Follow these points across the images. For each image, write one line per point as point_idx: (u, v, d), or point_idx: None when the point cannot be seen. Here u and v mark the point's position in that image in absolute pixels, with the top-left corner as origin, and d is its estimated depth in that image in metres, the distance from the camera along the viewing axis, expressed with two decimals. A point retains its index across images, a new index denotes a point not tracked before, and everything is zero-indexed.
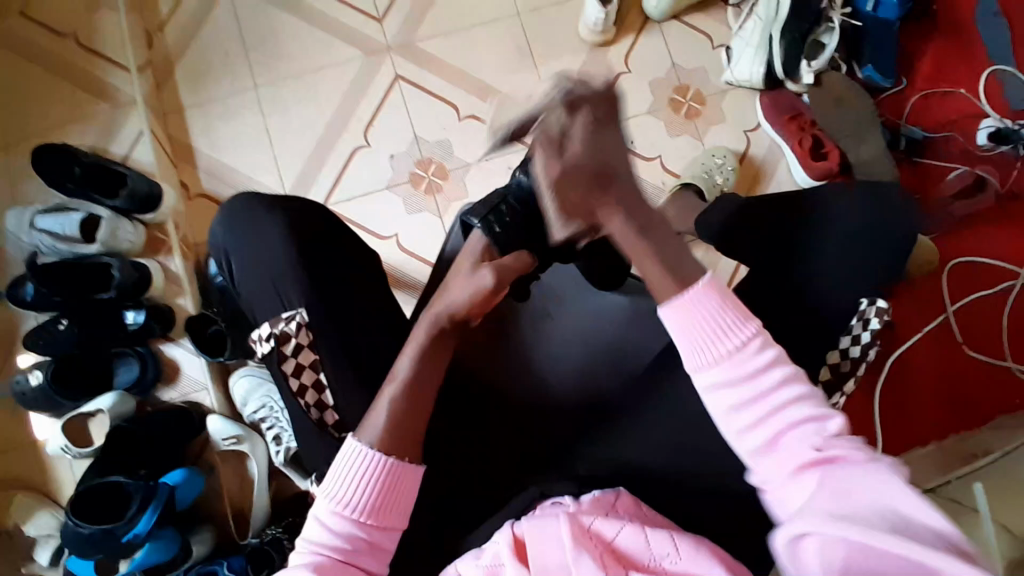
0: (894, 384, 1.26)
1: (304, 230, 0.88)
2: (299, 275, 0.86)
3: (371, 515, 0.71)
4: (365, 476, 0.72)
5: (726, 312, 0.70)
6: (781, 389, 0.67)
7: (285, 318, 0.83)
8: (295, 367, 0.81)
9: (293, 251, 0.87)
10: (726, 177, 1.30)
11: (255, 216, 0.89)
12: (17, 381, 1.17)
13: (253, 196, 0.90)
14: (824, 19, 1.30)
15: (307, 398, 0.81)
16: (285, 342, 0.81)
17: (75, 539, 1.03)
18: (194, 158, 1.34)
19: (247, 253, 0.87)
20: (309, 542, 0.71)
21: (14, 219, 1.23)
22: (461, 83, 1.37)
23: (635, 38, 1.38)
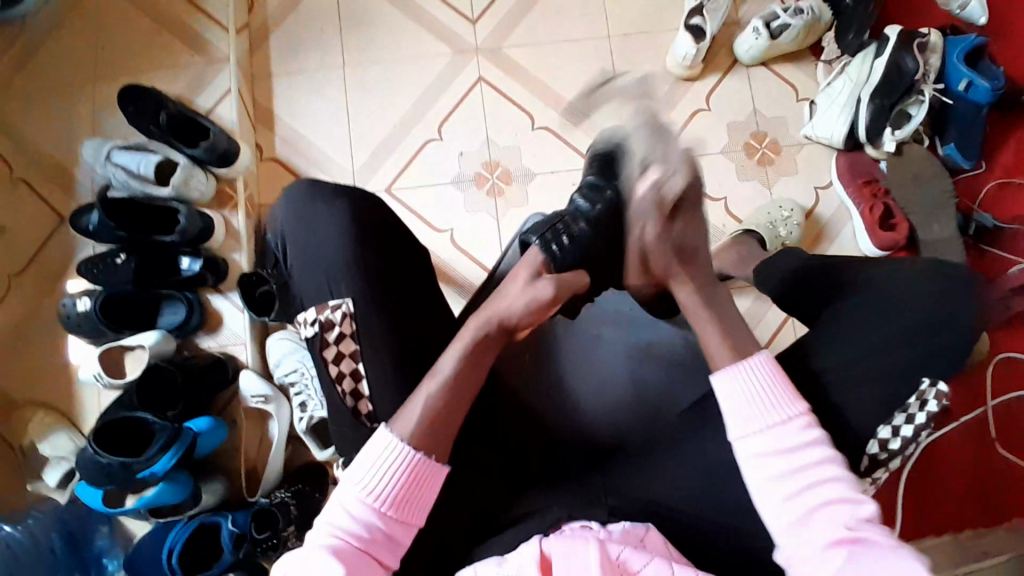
0: (920, 471, 1.22)
1: (368, 223, 0.84)
2: (354, 251, 0.82)
3: (394, 508, 0.69)
4: (392, 468, 0.69)
5: (777, 385, 0.70)
6: (821, 466, 0.68)
7: (331, 306, 0.80)
8: (336, 355, 0.79)
9: (352, 228, 0.83)
10: (790, 231, 1.28)
11: (323, 190, 0.87)
12: (66, 305, 1.21)
13: (317, 186, 0.87)
14: (914, 91, 1.25)
15: (344, 385, 0.78)
16: (329, 330, 0.79)
17: (93, 467, 1.04)
18: (274, 123, 1.38)
19: (305, 242, 0.84)
20: (329, 525, 0.69)
21: (92, 151, 1.28)
22: (541, 94, 1.39)
23: (720, 77, 1.38)
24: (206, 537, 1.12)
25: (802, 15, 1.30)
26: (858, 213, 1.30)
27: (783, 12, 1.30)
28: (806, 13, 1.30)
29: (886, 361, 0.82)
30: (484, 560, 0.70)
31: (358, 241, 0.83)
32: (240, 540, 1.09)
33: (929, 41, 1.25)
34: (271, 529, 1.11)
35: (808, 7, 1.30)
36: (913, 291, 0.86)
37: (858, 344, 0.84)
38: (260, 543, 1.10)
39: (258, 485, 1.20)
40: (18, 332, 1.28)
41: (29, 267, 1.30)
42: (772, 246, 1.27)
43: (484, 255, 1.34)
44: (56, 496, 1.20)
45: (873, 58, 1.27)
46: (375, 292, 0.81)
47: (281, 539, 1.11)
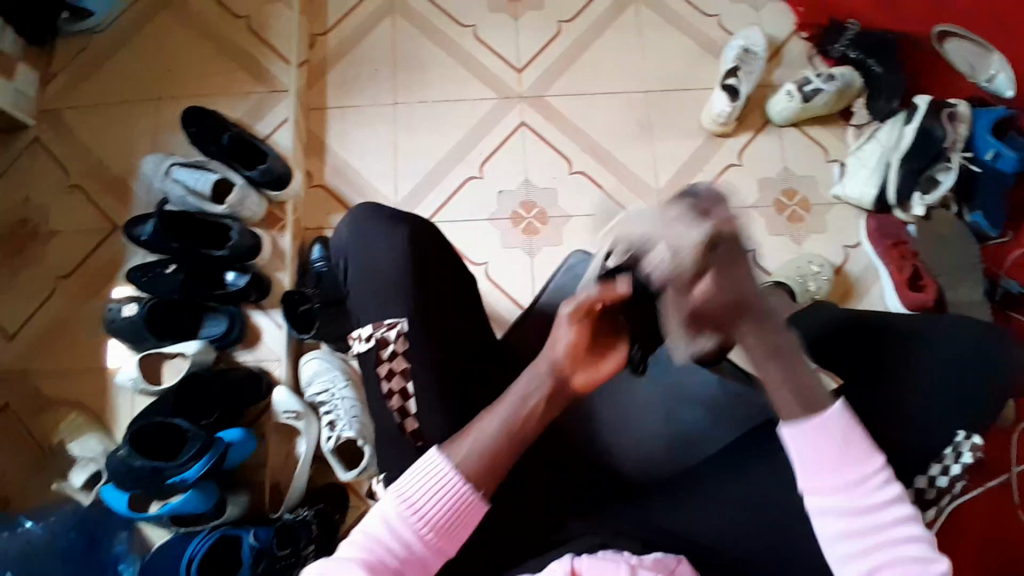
0: (946, 536, 1.16)
1: (421, 247, 0.88)
2: (407, 286, 0.85)
3: (433, 530, 0.68)
4: (437, 495, 0.68)
5: (854, 441, 0.67)
6: (894, 527, 0.65)
7: (387, 323, 0.84)
8: (388, 371, 0.83)
9: (405, 262, 0.87)
10: (819, 286, 1.31)
11: (381, 222, 0.90)
12: (113, 309, 1.24)
13: (378, 207, 0.92)
14: (942, 158, 1.29)
15: (393, 401, 0.81)
16: (384, 347, 0.83)
17: (124, 469, 1.06)
18: (325, 152, 1.46)
19: (361, 259, 0.88)
20: (365, 535, 0.68)
21: (152, 165, 1.35)
22: (580, 140, 1.45)
23: (753, 135, 1.44)
24: (225, 553, 1.11)
25: (834, 81, 1.37)
26: (887, 272, 1.31)
27: (815, 77, 1.37)
28: (838, 79, 1.37)
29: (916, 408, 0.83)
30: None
31: (411, 264, 0.87)
32: (259, 556, 1.09)
33: (956, 112, 1.29)
34: (292, 547, 1.10)
35: (841, 74, 1.37)
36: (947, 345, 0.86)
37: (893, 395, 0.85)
38: (279, 560, 1.09)
39: (281, 501, 1.21)
40: (61, 333, 1.32)
41: (78, 270, 1.36)
42: (801, 299, 1.29)
43: (514, 289, 1.37)
44: (79, 497, 1.19)
45: (902, 125, 1.33)
46: (422, 313, 0.85)
47: (302, 556, 1.11)
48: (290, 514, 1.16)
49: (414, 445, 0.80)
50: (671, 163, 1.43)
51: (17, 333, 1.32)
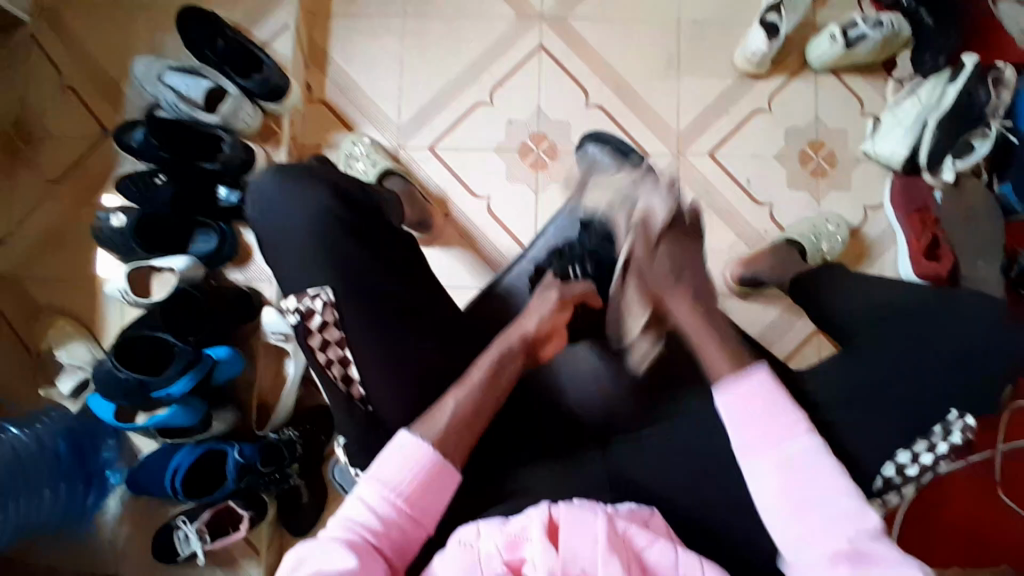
0: (922, 511, 1.17)
1: (347, 214, 0.82)
2: (337, 244, 0.80)
3: (418, 507, 0.68)
4: (417, 465, 0.69)
5: (775, 401, 0.71)
6: (816, 469, 0.67)
7: (311, 294, 0.77)
8: (321, 342, 0.77)
9: (326, 223, 0.80)
10: (832, 246, 1.25)
11: (292, 182, 0.83)
12: (100, 218, 1.19)
13: (284, 171, 0.84)
14: (981, 122, 1.21)
15: (333, 372, 0.77)
16: (310, 318, 0.77)
17: (109, 381, 1.04)
18: (327, 65, 1.37)
19: (272, 231, 0.81)
20: (342, 518, 0.67)
21: (143, 67, 1.25)
22: (601, 72, 1.36)
23: (786, 80, 1.34)
24: (210, 464, 1.13)
25: (882, 28, 1.25)
26: (903, 239, 1.26)
27: (863, 21, 1.25)
28: (886, 26, 1.25)
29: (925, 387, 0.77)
30: (485, 517, 0.71)
31: (331, 232, 0.80)
32: (244, 471, 1.10)
33: (1003, 76, 1.21)
34: (276, 465, 1.13)
35: (888, 20, 1.25)
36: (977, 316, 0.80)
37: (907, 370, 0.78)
38: (262, 476, 1.12)
39: (267, 419, 1.23)
40: (52, 239, 1.28)
41: (70, 174, 1.30)
42: (812, 259, 1.24)
43: (518, 226, 1.32)
44: (67, 404, 1.20)
45: (944, 85, 1.22)
46: (370, 265, 0.79)
47: (284, 472, 1.15)
48: (275, 433, 1.17)
49: (398, 382, 0.77)
50: (694, 104, 1.34)
51: (9, 233, 1.29)
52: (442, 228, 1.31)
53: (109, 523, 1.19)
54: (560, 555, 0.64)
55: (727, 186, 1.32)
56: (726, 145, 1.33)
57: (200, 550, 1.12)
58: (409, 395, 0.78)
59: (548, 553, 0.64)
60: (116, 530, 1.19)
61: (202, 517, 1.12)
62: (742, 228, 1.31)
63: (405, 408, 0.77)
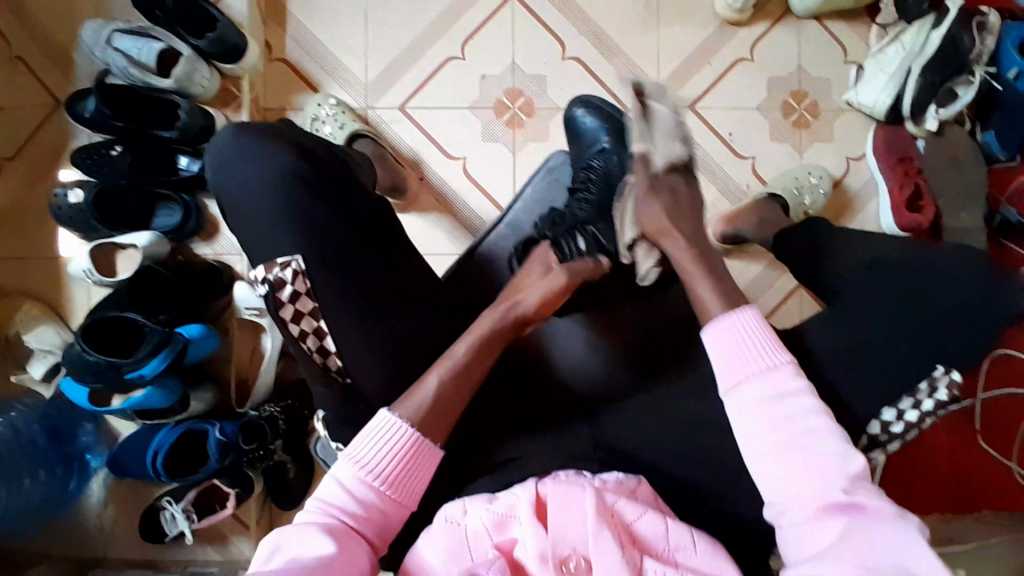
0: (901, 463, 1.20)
1: (318, 176, 0.77)
2: (304, 215, 0.75)
3: (392, 486, 0.67)
4: (392, 445, 0.68)
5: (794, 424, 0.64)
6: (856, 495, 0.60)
7: (280, 264, 0.74)
8: (294, 314, 0.73)
9: (293, 191, 0.75)
10: (815, 200, 1.23)
11: (253, 149, 0.77)
12: (56, 195, 1.14)
13: (242, 132, 0.78)
14: (966, 70, 1.17)
15: (308, 344, 0.74)
16: (281, 289, 0.73)
17: (78, 364, 1.01)
18: (287, 21, 1.28)
19: (237, 199, 0.77)
20: (319, 502, 0.65)
21: (90, 32, 1.15)
22: (578, 22, 1.29)
23: (769, 27, 1.29)
24: (192, 443, 1.13)
25: None
26: (886, 190, 1.24)
27: None
28: None
29: (916, 350, 0.76)
30: (472, 495, 0.71)
31: (297, 200, 0.75)
32: (226, 449, 1.10)
33: (987, 21, 1.15)
34: (258, 441, 1.12)
35: None
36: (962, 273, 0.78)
37: (897, 332, 0.77)
38: (248, 454, 1.12)
39: (248, 396, 1.20)
40: (8, 217, 1.22)
41: (20, 148, 1.23)
42: (795, 214, 1.23)
43: (495, 188, 1.28)
44: (40, 390, 1.17)
45: (929, 29, 1.17)
46: (341, 235, 0.76)
47: (268, 450, 1.13)
48: (255, 411, 1.16)
49: (375, 361, 0.75)
50: (675, 56, 1.29)
51: None
52: (417, 192, 1.27)
53: (95, 506, 1.19)
54: (550, 534, 0.63)
55: (709, 140, 1.29)
56: (708, 98, 1.29)
57: (187, 530, 1.12)
58: (387, 373, 0.76)
59: (538, 532, 0.63)
60: (102, 512, 1.19)
61: (189, 497, 1.12)
62: (725, 184, 1.28)
63: (383, 387, 0.75)
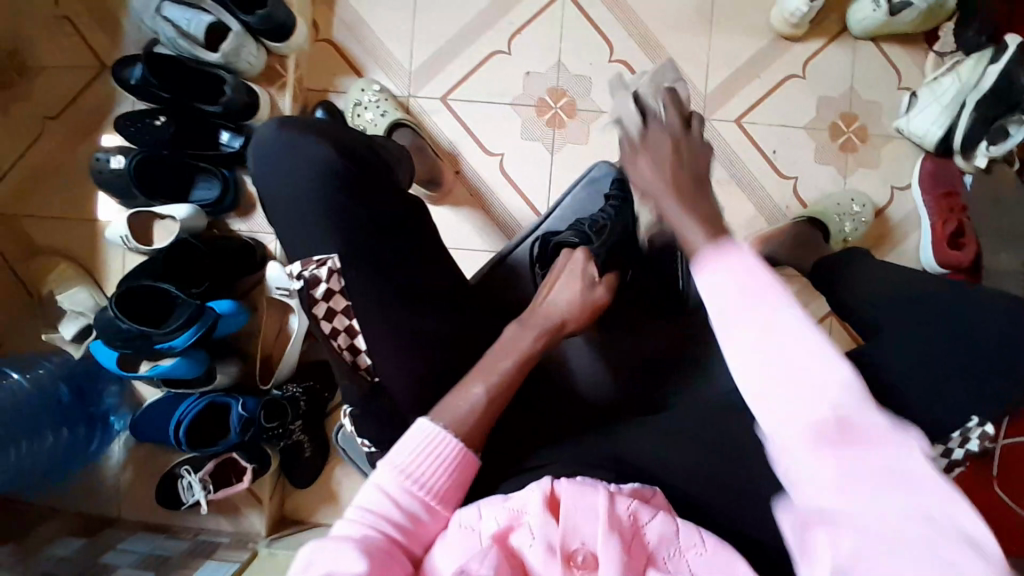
0: None
1: (354, 176, 0.77)
2: (348, 210, 0.75)
3: (434, 495, 0.68)
4: (434, 455, 0.69)
5: None
6: None
7: (316, 261, 0.74)
8: (327, 312, 0.73)
9: (336, 187, 0.76)
10: (855, 228, 1.21)
11: (296, 144, 0.77)
12: (99, 159, 1.15)
13: (284, 131, 0.78)
14: (1022, 108, 1.12)
15: (338, 341, 0.73)
16: (315, 285, 0.73)
17: (111, 328, 1.03)
18: (335, 2, 1.28)
19: (276, 194, 0.77)
20: (360, 509, 0.66)
21: (141, 0, 1.17)
22: (628, 24, 1.27)
23: (824, 45, 1.25)
24: (213, 416, 1.15)
25: None
26: (928, 223, 1.21)
27: None
28: None
29: (948, 398, 0.74)
30: (487, 494, 0.71)
31: (342, 194, 0.76)
32: (247, 425, 1.11)
33: None
34: (279, 420, 1.15)
35: None
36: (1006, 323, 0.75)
37: (932, 378, 0.74)
38: (266, 430, 1.14)
39: (271, 373, 1.22)
40: (49, 178, 1.24)
41: (66, 110, 1.24)
42: (833, 242, 1.20)
43: (530, 188, 1.27)
44: (70, 349, 1.19)
45: (986, 64, 1.13)
46: (381, 234, 0.76)
47: (287, 429, 1.17)
48: (278, 391, 1.18)
49: (404, 361, 0.74)
50: (724, 67, 1.27)
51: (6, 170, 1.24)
52: (451, 186, 1.27)
53: (114, 467, 1.23)
54: (561, 528, 0.64)
55: (750, 156, 1.26)
56: (754, 113, 1.26)
57: (203, 500, 1.14)
58: (413, 374, 0.75)
59: (550, 528, 0.64)
60: (119, 473, 1.23)
61: (207, 468, 1.15)
62: (763, 202, 1.26)
63: (409, 388, 0.75)
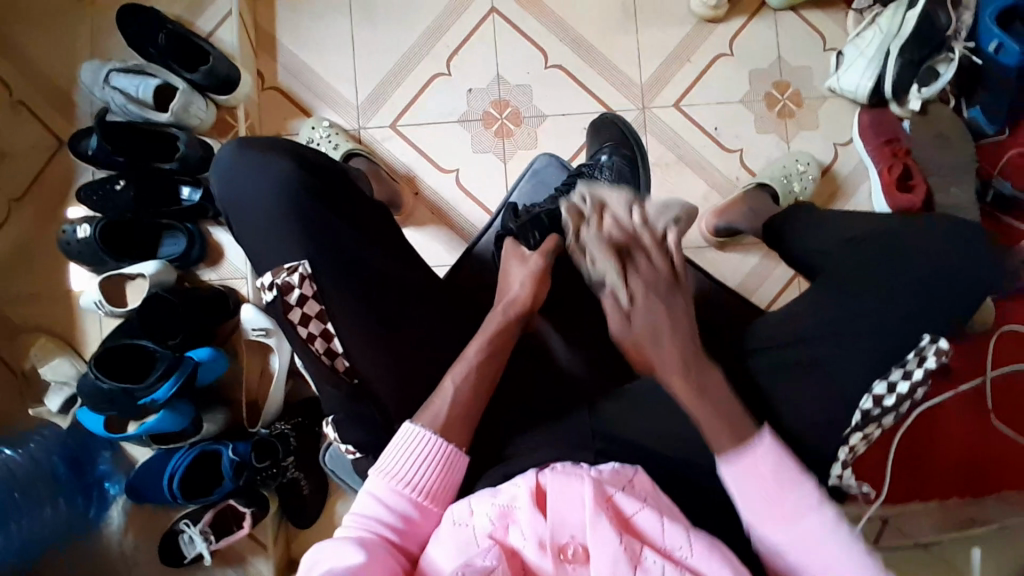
0: (909, 450, 1.19)
1: (314, 182, 0.79)
2: (306, 224, 0.76)
3: (425, 494, 0.70)
4: (421, 457, 0.71)
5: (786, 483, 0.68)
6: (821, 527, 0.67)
7: (287, 268, 0.75)
8: (303, 316, 0.74)
9: (295, 201, 0.77)
10: (804, 186, 1.25)
11: (257, 164, 0.79)
12: (65, 232, 1.17)
13: (244, 150, 0.80)
14: (944, 48, 1.20)
15: (317, 345, 0.75)
16: (289, 292, 0.74)
17: (90, 391, 1.03)
18: (277, 51, 1.33)
19: (242, 210, 0.79)
20: (357, 516, 0.68)
21: (89, 74, 1.21)
22: (559, 32, 1.32)
23: (746, 21, 1.31)
24: (208, 465, 1.15)
25: None
26: (876, 172, 1.24)
27: None
28: None
29: (903, 324, 0.76)
30: (475, 491, 0.71)
31: (299, 204, 0.77)
32: (240, 469, 1.12)
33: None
34: (271, 460, 1.14)
35: None
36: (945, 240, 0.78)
37: (881, 306, 0.76)
38: (260, 472, 1.14)
39: (259, 416, 1.23)
40: (17, 257, 1.27)
41: (28, 192, 1.28)
42: (784, 202, 1.24)
43: (488, 198, 1.31)
44: (56, 421, 1.20)
45: (904, 11, 1.19)
46: (338, 238, 0.77)
47: (281, 467, 1.16)
48: (267, 430, 1.19)
49: (375, 361, 0.76)
50: (655, 56, 1.32)
51: None
52: (413, 207, 1.30)
53: (115, 534, 1.20)
54: (550, 522, 0.64)
55: (695, 136, 1.31)
56: (691, 95, 1.31)
57: (206, 551, 1.14)
58: (383, 379, 0.76)
59: (537, 519, 0.65)
60: (122, 539, 1.21)
61: (206, 518, 1.14)
62: (713, 176, 1.30)
63: (382, 391, 0.76)
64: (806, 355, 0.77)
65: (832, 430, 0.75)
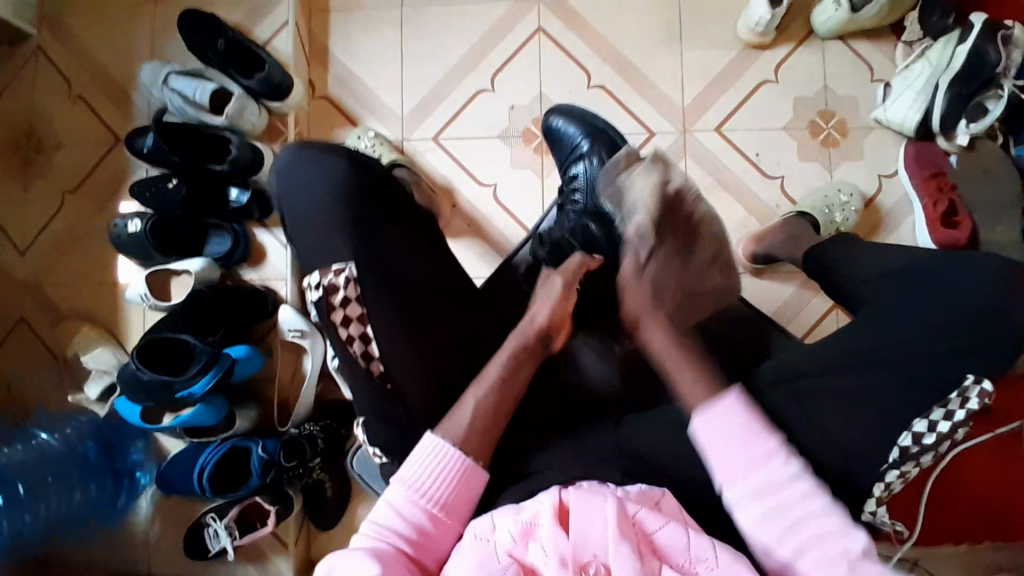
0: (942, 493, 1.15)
1: (366, 186, 0.81)
2: (355, 227, 0.78)
3: (441, 507, 0.70)
4: (439, 469, 0.71)
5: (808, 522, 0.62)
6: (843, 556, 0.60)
7: (335, 269, 0.76)
8: (344, 318, 0.76)
9: (346, 205, 0.79)
10: (846, 217, 1.23)
11: (312, 168, 0.81)
12: (117, 225, 1.22)
13: (302, 151, 0.82)
14: (993, 84, 1.16)
15: (354, 348, 0.76)
16: (333, 293, 0.76)
17: (131, 380, 1.07)
18: (328, 61, 1.37)
19: (296, 210, 0.81)
20: (372, 524, 0.68)
21: (149, 72, 1.26)
22: (603, 53, 1.34)
23: (792, 49, 1.31)
24: (237, 460, 1.17)
25: None
26: (920, 206, 1.22)
27: None
28: None
29: (947, 361, 0.73)
30: (498, 508, 0.71)
31: (350, 208, 0.79)
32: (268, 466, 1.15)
33: (1013, 34, 1.13)
34: (297, 459, 1.16)
35: None
36: (995, 279, 0.76)
37: (924, 342, 0.74)
38: (287, 470, 1.16)
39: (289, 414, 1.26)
40: (71, 247, 1.32)
41: (85, 185, 1.33)
42: (825, 231, 1.22)
43: (524, 212, 1.32)
44: (94, 408, 1.25)
45: (954, 45, 1.17)
46: (382, 243, 0.79)
47: (307, 467, 1.18)
48: (296, 429, 1.21)
49: (408, 367, 0.77)
50: (699, 80, 1.32)
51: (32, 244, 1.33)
52: (450, 219, 1.32)
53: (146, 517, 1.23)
54: (572, 540, 0.64)
55: (735, 160, 1.30)
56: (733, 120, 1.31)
57: (230, 546, 1.15)
58: (416, 385, 0.77)
59: (559, 535, 0.64)
60: (149, 527, 1.23)
61: (231, 514, 1.16)
62: (752, 202, 1.29)
63: (414, 397, 0.77)
64: (845, 388, 0.75)
65: (869, 466, 0.73)
